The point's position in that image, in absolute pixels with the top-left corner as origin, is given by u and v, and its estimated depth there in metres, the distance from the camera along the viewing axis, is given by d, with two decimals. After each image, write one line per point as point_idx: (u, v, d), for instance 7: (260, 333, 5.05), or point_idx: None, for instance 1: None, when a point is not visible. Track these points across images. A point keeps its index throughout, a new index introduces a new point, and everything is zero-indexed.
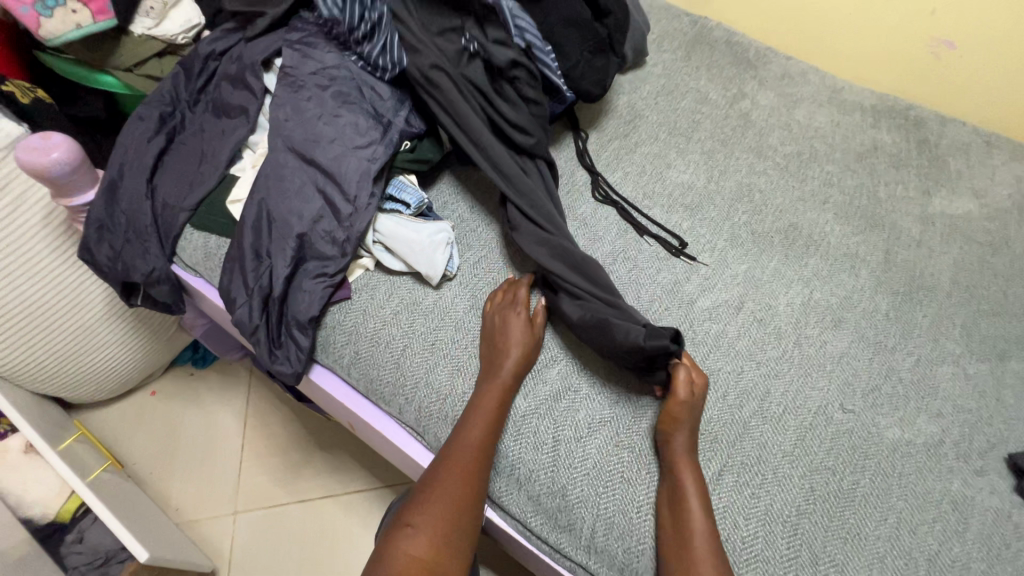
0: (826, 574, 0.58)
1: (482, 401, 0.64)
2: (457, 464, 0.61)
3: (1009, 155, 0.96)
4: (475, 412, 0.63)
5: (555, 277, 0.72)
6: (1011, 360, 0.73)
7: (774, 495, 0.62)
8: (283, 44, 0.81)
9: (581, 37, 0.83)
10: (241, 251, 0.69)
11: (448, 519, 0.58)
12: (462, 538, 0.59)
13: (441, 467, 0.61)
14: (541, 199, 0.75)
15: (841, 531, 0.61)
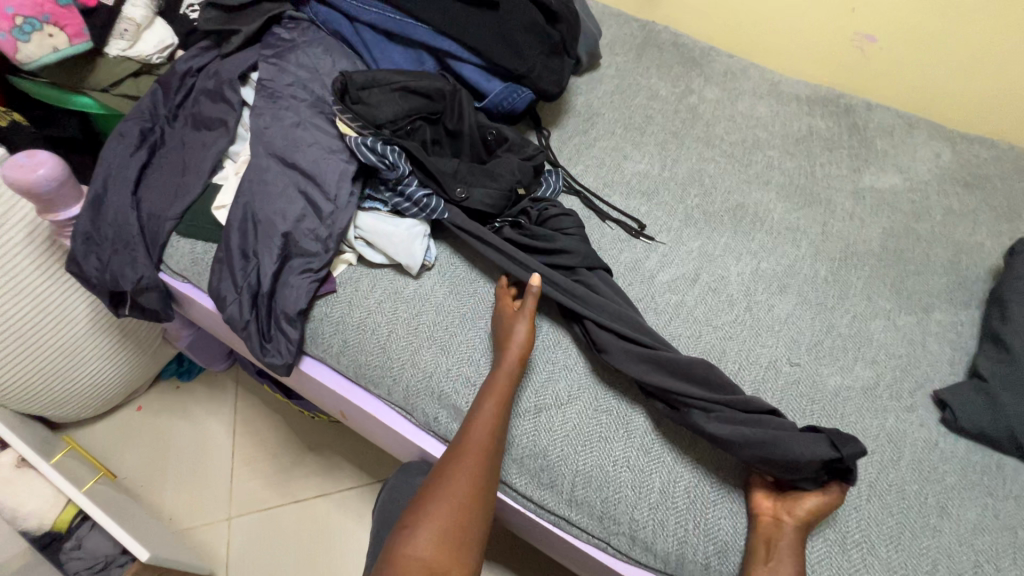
0: None
1: (488, 394, 0.66)
2: (464, 456, 0.62)
3: (927, 134, 1.10)
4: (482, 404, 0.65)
5: (676, 394, 0.66)
6: (934, 312, 0.83)
7: None
8: (258, 59, 0.87)
9: (537, 42, 0.90)
10: (230, 251, 0.75)
11: (455, 507, 0.59)
12: (472, 520, 0.59)
13: (450, 461, 0.63)
14: (624, 311, 0.72)
15: None
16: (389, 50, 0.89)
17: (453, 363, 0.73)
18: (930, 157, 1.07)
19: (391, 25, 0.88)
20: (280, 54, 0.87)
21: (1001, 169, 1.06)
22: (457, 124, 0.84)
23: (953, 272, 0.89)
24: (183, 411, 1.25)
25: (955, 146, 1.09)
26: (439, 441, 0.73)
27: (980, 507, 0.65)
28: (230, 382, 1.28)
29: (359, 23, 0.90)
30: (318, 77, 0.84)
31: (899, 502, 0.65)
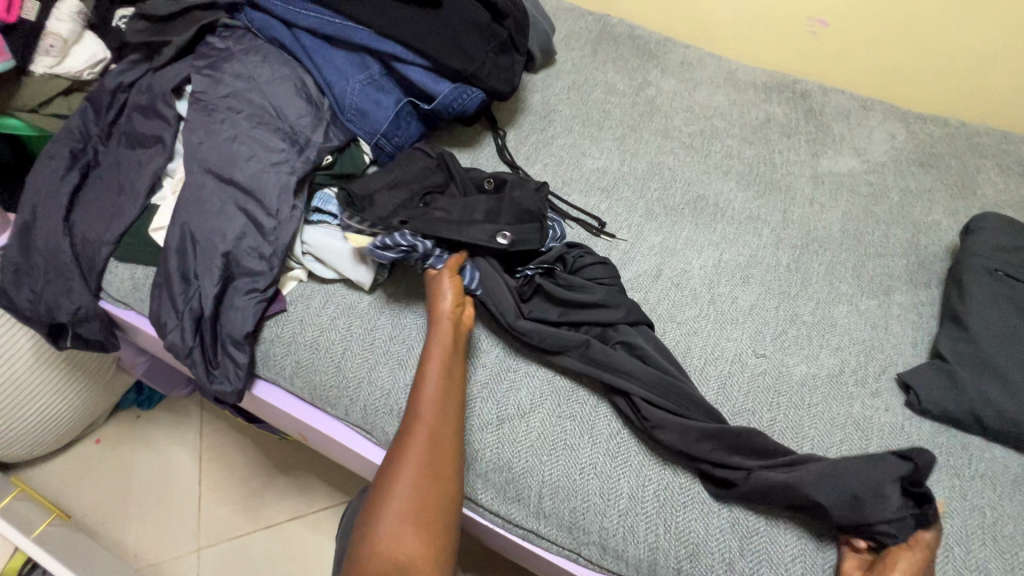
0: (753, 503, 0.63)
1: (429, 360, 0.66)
2: (417, 426, 0.62)
3: (882, 116, 1.11)
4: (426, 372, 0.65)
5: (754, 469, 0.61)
6: (896, 294, 0.83)
7: None
8: (191, 71, 0.83)
9: (484, 40, 0.88)
10: (169, 275, 0.71)
11: (411, 480, 0.59)
12: (442, 492, 0.59)
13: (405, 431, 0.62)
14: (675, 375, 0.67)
15: None
16: (330, 56, 0.86)
17: (411, 378, 0.70)
18: (886, 138, 1.07)
19: (330, 30, 0.85)
20: (214, 66, 0.83)
21: (955, 147, 1.07)
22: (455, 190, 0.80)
23: (912, 253, 0.89)
24: (145, 441, 1.19)
25: (909, 127, 1.09)
26: None
27: (947, 489, 0.65)
28: (194, 407, 1.23)
29: (298, 29, 0.86)
30: (256, 88, 0.81)
31: None
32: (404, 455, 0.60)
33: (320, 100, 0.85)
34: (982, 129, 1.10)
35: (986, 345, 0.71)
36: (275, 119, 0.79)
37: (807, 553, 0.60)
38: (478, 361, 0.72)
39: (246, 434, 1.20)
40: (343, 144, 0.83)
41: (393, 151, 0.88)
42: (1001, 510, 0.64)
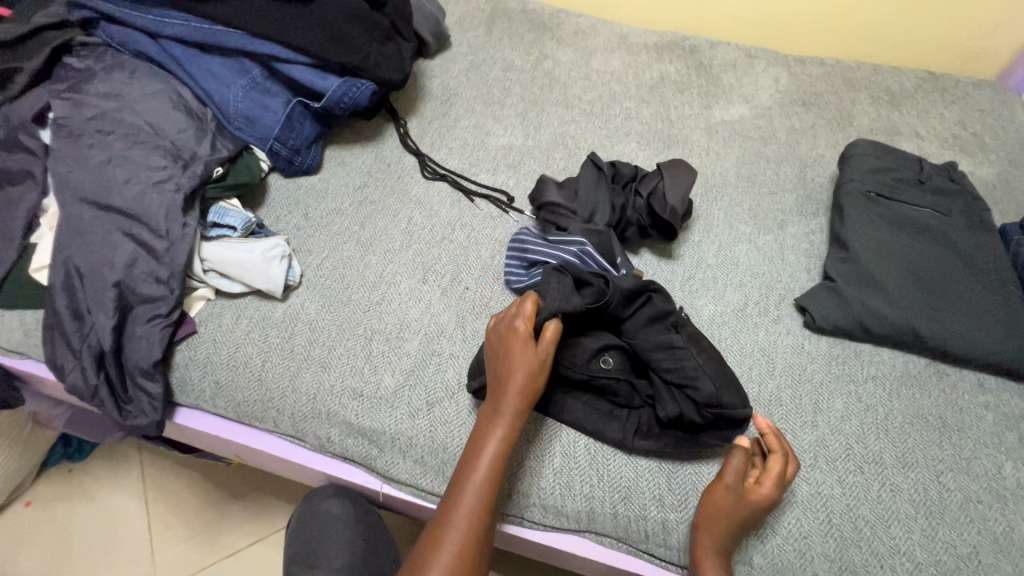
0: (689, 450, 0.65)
1: (506, 377, 0.61)
2: (489, 442, 0.60)
3: (766, 62, 1.17)
4: (500, 390, 0.61)
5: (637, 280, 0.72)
6: (789, 227, 0.89)
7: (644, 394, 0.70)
8: (50, 95, 0.76)
9: (364, 30, 0.87)
10: (57, 314, 0.67)
11: (478, 509, 0.57)
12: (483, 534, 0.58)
13: (472, 450, 0.60)
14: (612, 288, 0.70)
15: None
16: (206, 63, 0.82)
17: (336, 379, 0.70)
18: (770, 83, 1.14)
19: (201, 37, 0.81)
20: (76, 87, 0.78)
21: (832, 84, 1.14)
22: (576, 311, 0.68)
23: (801, 186, 0.95)
24: (82, 494, 1.13)
25: (790, 70, 1.16)
26: (339, 459, 0.70)
27: (845, 395, 0.71)
28: (131, 450, 1.17)
29: (165, 40, 0.82)
30: (126, 106, 0.76)
31: (779, 409, 0.70)
32: (477, 475, 0.58)
33: (201, 110, 0.81)
34: (854, 65, 1.18)
35: (865, 260, 0.78)
36: (152, 136, 0.75)
37: None
38: (402, 351, 0.72)
39: (191, 466, 1.16)
40: (234, 154, 0.80)
41: (289, 154, 0.85)
42: (890, 405, 0.71)
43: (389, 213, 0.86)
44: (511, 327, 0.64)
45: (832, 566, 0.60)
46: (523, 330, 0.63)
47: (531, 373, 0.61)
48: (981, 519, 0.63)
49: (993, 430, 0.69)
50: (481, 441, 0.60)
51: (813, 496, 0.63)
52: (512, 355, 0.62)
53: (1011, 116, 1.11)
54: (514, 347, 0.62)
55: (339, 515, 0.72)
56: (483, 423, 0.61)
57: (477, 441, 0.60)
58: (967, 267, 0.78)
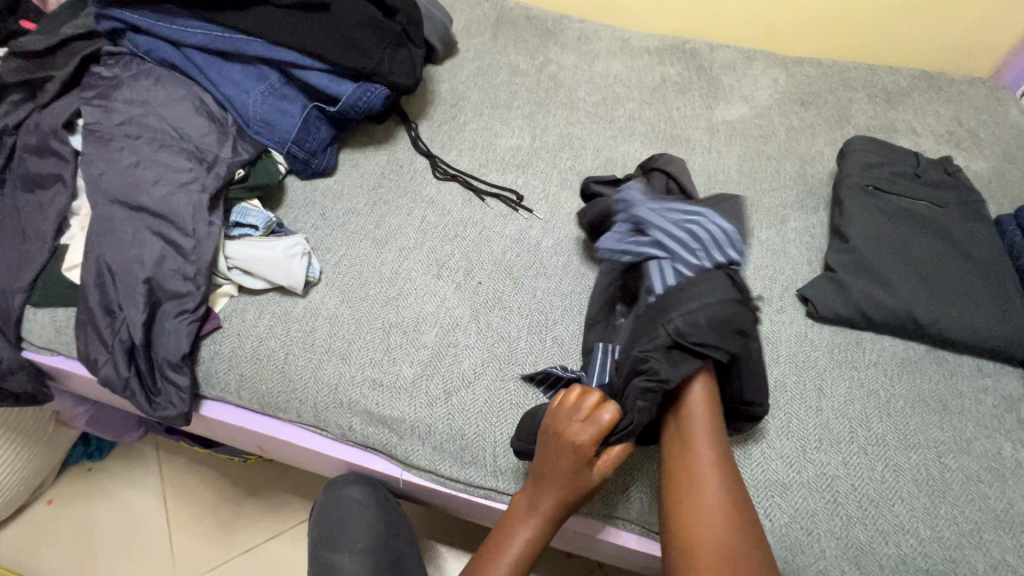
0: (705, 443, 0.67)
1: (552, 485, 0.61)
2: (526, 528, 0.63)
3: (764, 64, 1.20)
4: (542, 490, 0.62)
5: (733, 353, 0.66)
6: (791, 221, 0.92)
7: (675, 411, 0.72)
8: (79, 102, 0.80)
9: (377, 36, 0.90)
10: (90, 310, 0.69)
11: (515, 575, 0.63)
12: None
13: (506, 527, 0.64)
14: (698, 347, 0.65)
15: None
16: (226, 70, 0.86)
17: (357, 370, 0.72)
18: (769, 83, 1.17)
19: (222, 45, 0.85)
20: (103, 95, 0.81)
21: (830, 84, 1.18)
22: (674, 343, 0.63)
23: (801, 182, 0.98)
24: (102, 493, 1.15)
25: (789, 71, 1.19)
26: (359, 448, 0.73)
27: (847, 380, 0.74)
28: (150, 449, 1.20)
29: (187, 48, 0.86)
30: (152, 111, 0.80)
31: (784, 394, 0.72)
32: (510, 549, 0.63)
33: (222, 115, 0.85)
34: (850, 65, 1.22)
35: (865, 251, 0.81)
36: (178, 140, 0.78)
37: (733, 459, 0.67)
38: (419, 343, 0.75)
39: (209, 464, 1.18)
40: (254, 157, 0.84)
41: (306, 157, 0.89)
42: (891, 389, 0.73)
43: (403, 212, 0.89)
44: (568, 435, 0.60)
45: (839, 543, 0.62)
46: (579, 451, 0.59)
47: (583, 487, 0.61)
48: (981, 497, 0.65)
49: (992, 412, 0.72)
50: (518, 523, 0.63)
51: (818, 477, 0.66)
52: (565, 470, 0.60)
53: (1005, 112, 1.14)
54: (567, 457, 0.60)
55: (360, 502, 0.75)
56: (521, 508, 0.64)
57: (512, 522, 0.64)
58: (964, 256, 0.81)
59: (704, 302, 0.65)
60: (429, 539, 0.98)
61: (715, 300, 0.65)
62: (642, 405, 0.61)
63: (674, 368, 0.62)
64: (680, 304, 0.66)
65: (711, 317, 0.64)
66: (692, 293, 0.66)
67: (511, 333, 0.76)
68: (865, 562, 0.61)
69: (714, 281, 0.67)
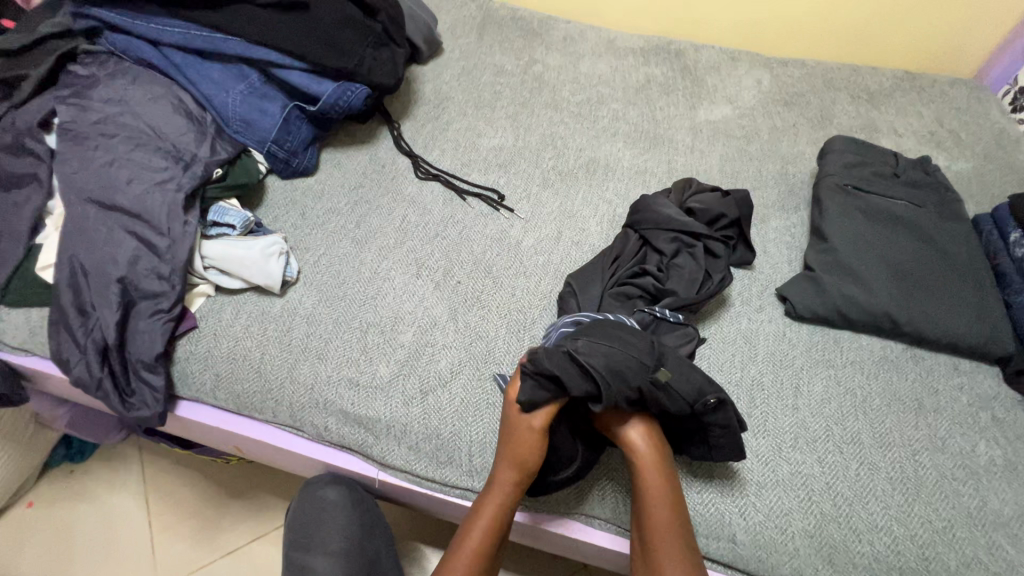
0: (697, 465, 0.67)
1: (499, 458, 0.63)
2: (487, 514, 0.62)
3: (748, 64, 1.21)
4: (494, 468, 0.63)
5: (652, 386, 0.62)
6: (771, 220, 0.92)
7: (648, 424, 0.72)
8: (55, 100, 0.79)
9: (358, 35, 0.90)
10: (63, 310, 0.69)
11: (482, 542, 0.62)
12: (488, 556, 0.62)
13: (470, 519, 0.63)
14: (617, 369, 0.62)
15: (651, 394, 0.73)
16: (205, 69, 0.85)
17: (333, 369, 0.72)
18: (753, 84, 1.17)
19: (200, 44, 0.84)
20: (80, 93, 0.80)
21: (813, 84, 1.18)
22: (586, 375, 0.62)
23: (783, 182, 0.99)
24: (84, 495, 1.14)
25: (773, 71, 1.20)
26: (336, 448, 0.73)
27: (824, 378, 0.74)
28: (131, 451, 1.19)
29: (165, 47, 0.85)
30: (129, 110, 0.79)
31: (761, 393, 0.72)
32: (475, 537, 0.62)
33: (200, 114, 0.84)
34: (834, 66, 1.22)
35: (843, 250, 0.81)
36: (154, 139, 0.78)
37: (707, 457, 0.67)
38: (396, 342, 0.74)
39: (191, 465, 1.18)
40: (233, 156, 0.83)
41: (287, 156, 0.88)
42: (868, 388, 0.73)
43: (383, 211, 0.89)
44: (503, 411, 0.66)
45: (812, 541, 0.62)
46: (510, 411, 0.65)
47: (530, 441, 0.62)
48: (955, 495, 0.65)
49: (968, 410, 0.72)
50: (478, 512, 0.63)
51: (793, 475, 0.66)
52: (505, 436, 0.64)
53: (986, 113, 1.15)
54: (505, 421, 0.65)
55: (337, 502, 0.74)
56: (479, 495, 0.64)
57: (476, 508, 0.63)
58: (942, 256, 0.81)
59: (613, 344, 0.63)
60: (411, 540, 0.97)
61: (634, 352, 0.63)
62: (532, 386, 0.63)
63: (564, 375, 0.61)
64: (590, 333, 0.65)
65: (613, 353, 0.63)
66: (619, 338, 0.64)
67: (488, 333, 0.76)
68: (838, 560, 0.61)
69: (628, 339, 0.64)
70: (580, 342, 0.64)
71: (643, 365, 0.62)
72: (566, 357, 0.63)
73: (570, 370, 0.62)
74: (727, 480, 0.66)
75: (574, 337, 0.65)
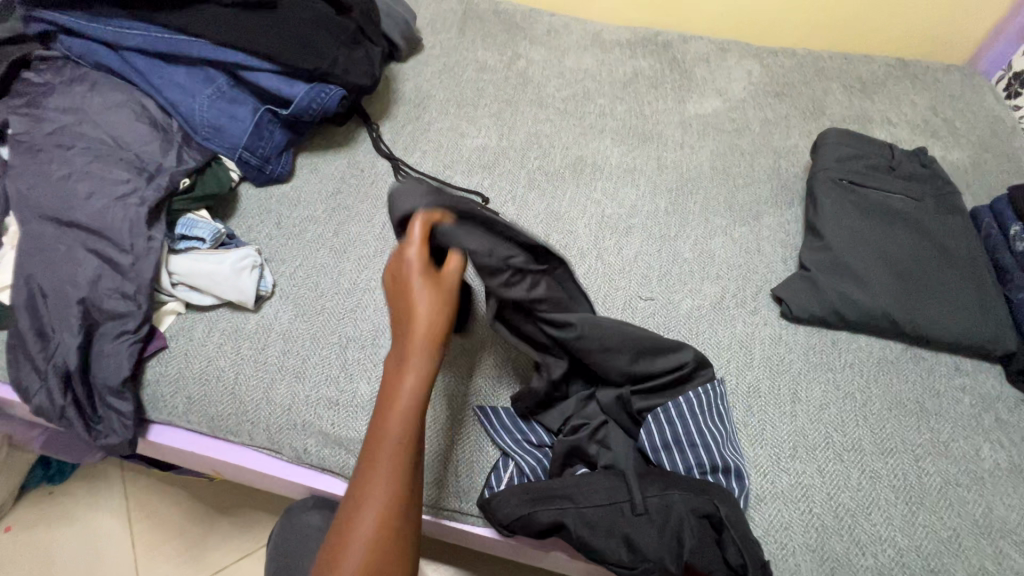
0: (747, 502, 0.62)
1: (417, 316, 0.52)
2: (411, 367, 0.51)
3: (738, 55, 1.18)
4: (414, 319, 0.52)
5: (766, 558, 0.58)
6: (765, 218, 0.89)
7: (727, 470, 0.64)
8: (7, 111, 0.74)
9: (330, 34, 0.86)
10: (21, 334, 0.65)
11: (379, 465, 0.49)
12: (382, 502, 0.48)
13: (377, 426, 0.51)
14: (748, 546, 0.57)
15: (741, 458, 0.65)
16: (169, 73, 0.81)
17: (311, 388, 0.69)
18: (744, 75, 1.14)
19: (163, 47, 0.80)
20: (35, 103, 0.76)
21: (804, 74, 1.15)
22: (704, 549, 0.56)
23: (776, 177, 0.96)
24: (64, 517, 1.10)
25: (763, 62, 1.17)
26: (317, 470, 0.69)
27: (823, 383, 0.71)
28: (112, 470, 1.15)
29: (126, 51, 0.81)
30: (88, 119, 0.75)
31: (758, 401, 0.70)
32: (382, 443, 0.49)
33: (165, 121, 0.80)
34: (826, 55, 1.19)
35: (839, 249, 0.78)
36: (115, 149, 0.74)
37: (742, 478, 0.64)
38: (377, 358, 0.71)
39: (174, 484, 1.14)
40: (202, 165, 0.79)
41: (260, 163, 0.84)
42: (868, 392, 0.71)
43: (363, 219, 0.85)
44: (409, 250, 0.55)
45: (815, 556, 0.59)
46: (420, 270, 0.53)
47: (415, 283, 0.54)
48: (959, 502, 0.63)
49: (970, 413, 0.70)
50: (386, 412, 0.50)
51: (793, 486, 0.63)
52: (418, 313, 0.52)
53: (980, 101, 1.12)
54: (417, 293, 0.53)
55: (322, 525, 0.72)
56: (398, 341, 0.53)
57: (391, 388, 0.51)
58: (941, 251, 0.79)
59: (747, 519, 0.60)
60: None
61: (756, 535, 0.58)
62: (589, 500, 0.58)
63: (664, 532, 0.57)
64: (730, 503, 0.59)
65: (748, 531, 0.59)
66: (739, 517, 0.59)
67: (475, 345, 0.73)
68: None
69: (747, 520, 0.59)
70: (725, 507, 0.59)
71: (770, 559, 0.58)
72: (679, 501, 0.58)
73: (681, 534, 0.56)
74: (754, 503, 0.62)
75: (717, 497, 0.59)
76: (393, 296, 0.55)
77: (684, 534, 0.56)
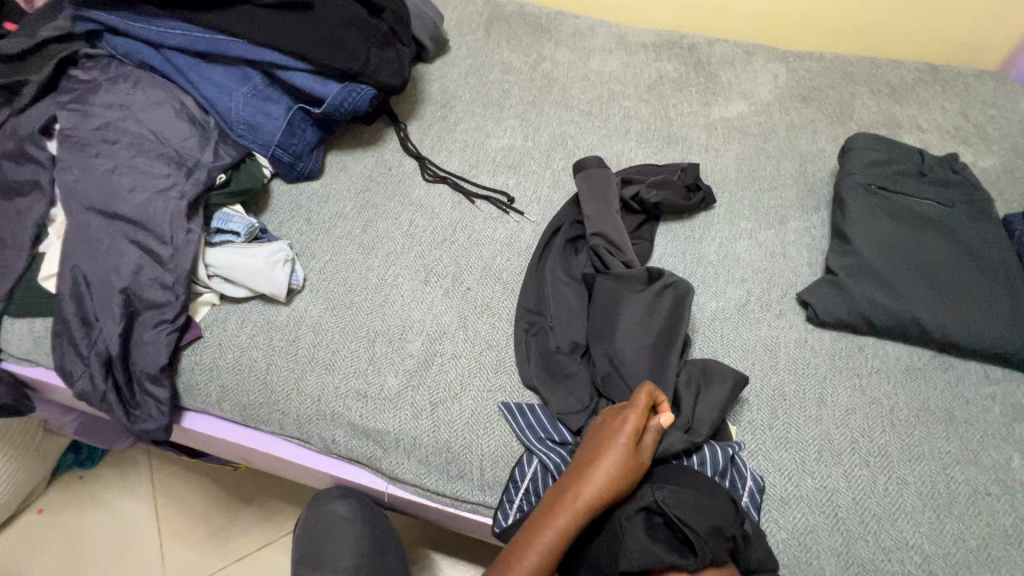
0: (770, 508, 0.62)
1: (602, 467, 0.56)
2: (567, 515, 0.55)
3: (764, 59, 1.17)
4: (592, 475, 0.56)
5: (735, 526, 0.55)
6: (791, 221, 0.89)
7: (766, 475, 0.64)
8: (56, 106, 0.77)
9: (362, 34, 0.87)
10: (66, 321, 0.67)
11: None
12: None
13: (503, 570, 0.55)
14: (684, 497, 0.57)
15: (773, 464, 0.65)
16: (208, 72, 0.83)
17: (340, 379, 0.70)
18: (770, 79, 1.14)
19: (203, 46, 0.82)
20: (81, 99, 0.79)
21: (832, 78, 1.14)
22: (638, 505, 0.57)
23: (802, 181, 0.95)
24: (93, 502, 1.14)
25: (790, 66, 1.16)
26: (344, 460, 0.71)
27: (849, 388, 0.71)
28: (140, 457, 1.18)
29: (167, 50, 0.84)
30: (131, 115, 0.78)
31: (783, 403, 0.70)
32: (536, 550, 0.55)
33: (203, 118, 0.82)
34: (854, 59, 1.18)
35: (867, 254, 0.78)
36: (157, 145, 0.76)
37: (769, 483, 0.64)
38: (404, 352, 0.72)
39: (199, 473, 1.17)
40: (238, 161, 0.82)
41: (292, 160, 0.86)
42: (895, 398, 0.70)
43: (390, 216, 0.87)
44: (619, 422, 0.59)
45: (839, 560, 0.59)
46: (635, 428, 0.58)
47: (625, 473, 0.56)
48: (989, 512, 0.62)
49: (1000, 422, 0.69)
50: (520, 559, 0.54)
51: (817, 490, 0.63)
52: (606, 458, 0.57)
53: (1013, 106, 1.11)
54: (610, 451, 0.57)
55: (346, 515, 0.74)
56: (571, 486, 0.57)
57: (544, 518, 0.56)
58: (971, 258, 0.78)
59: (701, 490, 0.58)
60: (423, 548, 0.96)
61: (707, 492, 0.58)
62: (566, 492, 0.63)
63: (605, 539, 0.57)
64: (670, 480, 0.59)
65: (700, 503, 0.57)
66: (678, 474, 0.60)
67: (499, 342, 0.74)
68: None
69: (697, 479, 0.59)
70: (662, 491, 0.58)
71: (727, 519, 0.56)
72: (614, 501, 0.59)
73: (615, 537, 0.56)
74: (779, 510, 0.62)
75: (656, 484, 0.58)
76: (592, 441, 0.60)
77: (617, 530, 0.56)
